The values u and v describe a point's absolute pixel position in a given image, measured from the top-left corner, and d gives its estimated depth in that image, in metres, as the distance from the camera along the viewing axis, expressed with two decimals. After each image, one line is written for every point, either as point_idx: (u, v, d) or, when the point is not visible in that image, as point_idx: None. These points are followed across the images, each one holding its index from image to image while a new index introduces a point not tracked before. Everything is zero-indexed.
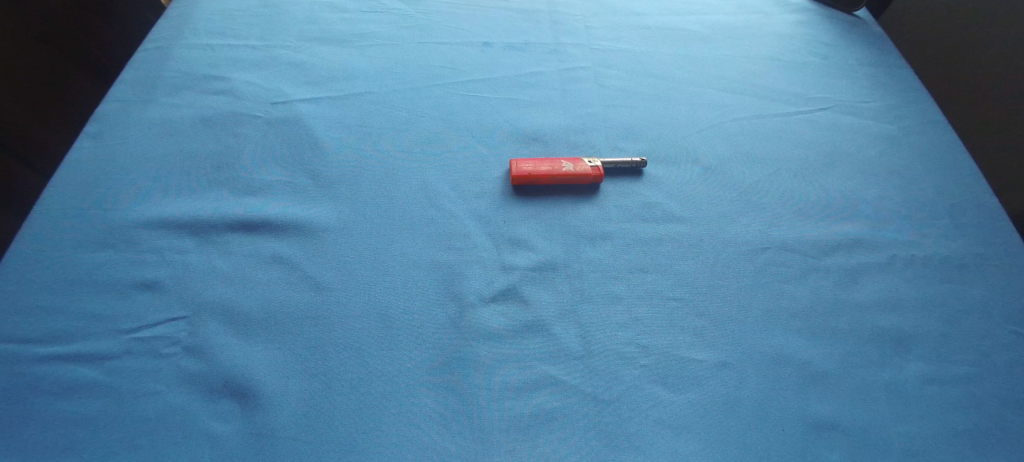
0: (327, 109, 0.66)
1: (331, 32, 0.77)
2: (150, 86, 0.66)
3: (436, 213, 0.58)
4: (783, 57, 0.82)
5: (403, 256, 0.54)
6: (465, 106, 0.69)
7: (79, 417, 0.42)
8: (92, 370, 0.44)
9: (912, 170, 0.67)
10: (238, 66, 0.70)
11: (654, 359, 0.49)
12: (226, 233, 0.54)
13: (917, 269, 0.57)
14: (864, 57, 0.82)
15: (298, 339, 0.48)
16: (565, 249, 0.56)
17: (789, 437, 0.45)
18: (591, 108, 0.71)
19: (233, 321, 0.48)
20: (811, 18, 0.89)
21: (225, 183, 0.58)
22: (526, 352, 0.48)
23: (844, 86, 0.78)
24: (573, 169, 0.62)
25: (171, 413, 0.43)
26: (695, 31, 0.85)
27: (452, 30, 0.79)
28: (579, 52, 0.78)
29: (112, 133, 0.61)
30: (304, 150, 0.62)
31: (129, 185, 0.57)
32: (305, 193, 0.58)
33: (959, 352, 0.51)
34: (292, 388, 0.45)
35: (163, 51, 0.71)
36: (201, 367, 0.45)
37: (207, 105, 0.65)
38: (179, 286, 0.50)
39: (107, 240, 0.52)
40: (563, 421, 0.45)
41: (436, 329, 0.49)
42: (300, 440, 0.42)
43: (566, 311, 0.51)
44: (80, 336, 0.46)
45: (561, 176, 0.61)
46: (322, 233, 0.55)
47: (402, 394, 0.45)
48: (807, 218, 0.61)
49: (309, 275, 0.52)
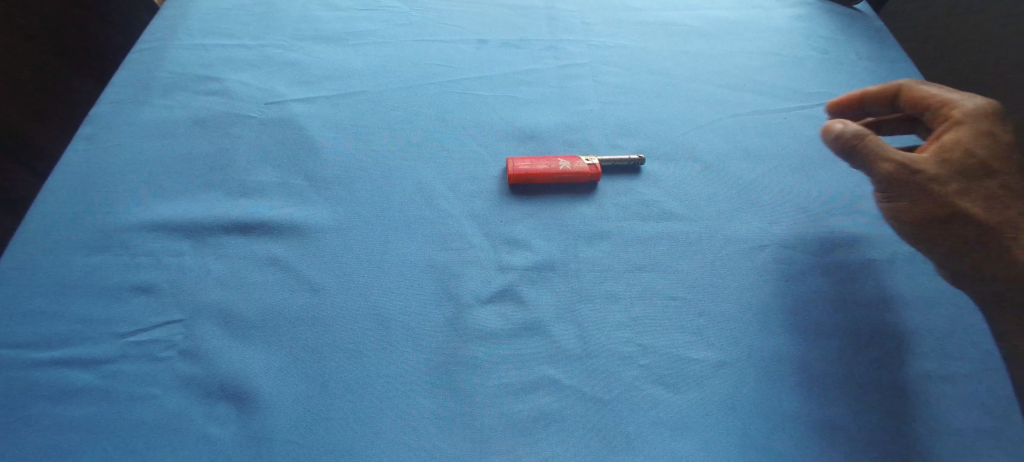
0: (322, 108, 0.66)
1: (325, 30, 0.76)
2: (143, 87, 0.66)
3: (433, 213, 0.57)
4: (782, 51, 0.81)
5: (400, 257, 0.53)
6: (461, 104, 0.69)
7: (77, 421, 0.42)
8: (88, 375, 0.44)
9: None
10: (232, 66, 0.70)
11: (652, 359, 0.48)
12: (221, 236, 0.54)
13: (918, 266, 0.57)
14: (864, 51, 0.82)
15: (295, 342, 0.47)
16: (562, 248, 0.56)
17: (788, 436, 0.45)
18: (589, 105, 0.70)
19: (228, 324, 0.48)
20: (811, 11, 0.88)
21: (220, 185, 0.58)
22: (524, 353, 0.48)
23: (844, 80, 0.77)
24: (570, 167, 0.61)
25: (170, 417, 0.43)
26: (694, 26, 0.84)
27: (448, 28, 0.78)
28: (576, 49, 0.77)
29: (106, 135, 0.60)
30: (300, 151, 0.61)
31: (123, 187, 0.56)
32: (300, 195, 0.58)
33: (965, 349, 0.50)
34: (289, 391, 0.44)
35: (157, 52, 0.70)
36: (198, 371, 0.45)
37: (201, 106, 0.65)
38: (175, 290, 0.49)
39: (101, 244, 0.52)
40: (562, 423, 0.44)
41: (434, 330, 0.49)
42: (297, 443, 0.42)
43: (564, 310, 0.51)
44: (76, 341, 0.46)
45: (558, 175, 0.61)
46: (318, 235, 0.54)
47: (399, 396, 0.45)
48: (807, 215, 0.60)
49: (305, 278, 0.51)
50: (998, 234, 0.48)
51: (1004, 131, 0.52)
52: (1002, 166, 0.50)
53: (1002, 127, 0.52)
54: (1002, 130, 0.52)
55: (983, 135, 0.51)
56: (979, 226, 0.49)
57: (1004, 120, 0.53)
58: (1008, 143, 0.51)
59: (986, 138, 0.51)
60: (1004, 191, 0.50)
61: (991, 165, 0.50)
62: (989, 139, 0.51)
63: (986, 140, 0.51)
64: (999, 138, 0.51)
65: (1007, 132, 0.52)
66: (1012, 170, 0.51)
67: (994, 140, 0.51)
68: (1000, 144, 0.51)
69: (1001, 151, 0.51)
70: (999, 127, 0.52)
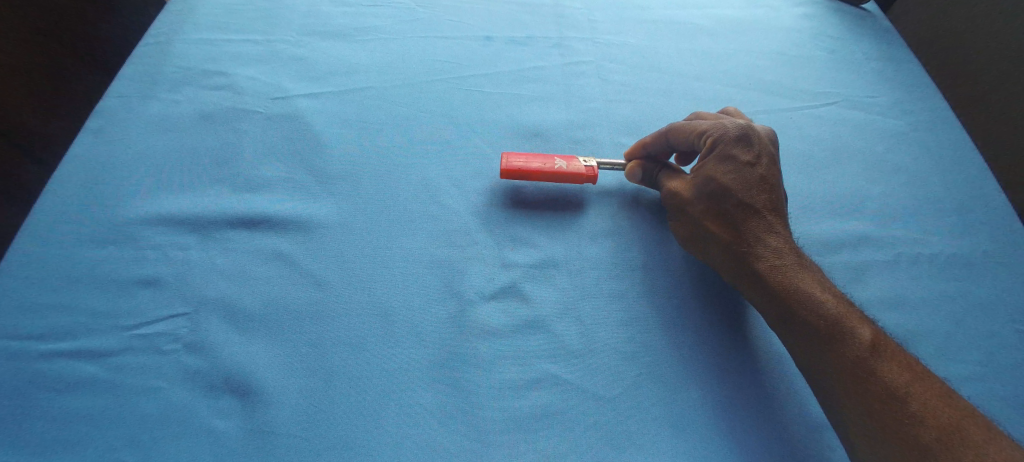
0: (329, 104, 0.66)
1: (332, 26, 0.75)
2: (150, 81, 0.66)
3: (437, 210, 0.57)
4: (789, 51, 0.80)
5: (406, 254, 0.53)
6: (466, 101, 0.68)
7: (83, 412, 0.43)
8: (93, 367, 0.45)
9: (920, 166, 0.66)
10: (238, 62, 0.69)
11: (654, 357, 0.49)
12: (227, 230, 0.54)
13: (923, 268, 0.57)
14: (872, 52, 0.81)
15: (298, 336, 0.47)
16: (566, 246, 0.56)
17: (789, 435, 0.46)
18: (594, 103, 0.70)
19: (233, 317, 0.48)
20: (819, 11, 0.87)
21: (226, 180, 0.58)
22: (526, 350, 0.48)
23: (851, 81, 0.77)
24: (566, 167, 0.59)
25: (174, 409, 0.43)
26: (701, 25, 0.83)
27: (453, 24, 0.77)
28: (583, 47, 0.77)
29: (112, 129, 0.60)
30: (306, 147, 0.61)
31: (130, 181, 0.56)
32: (305, 190, 0.58)
33: (967, 352, 0.51)
34: (292, 385, 0.45)
35: (162, 46, 0.70)
36: (201, 364, 0.45)
37: (207, 101, 0.65)
38: (180, 283, 0.50)
39: (107, 237, 0.52)
40: (563, 419, 0.45)
41: (437, 326, 0.49)
42: (300, 437, 0.42)
43: (567, 307, 0.51)
44: (83, 332, 0.46)
45: (553, 174, 0.59)
46: (322, 230, 0.54)
47: (402, 391, 0.45)
48: (813, 215, 0.60)
49: (310, 272, 0.51)
50: (773, 252, 0.50)
51: (748, 155, 0.53)
52: (738, 187, 0.52)
53: (744, 150, 0.53)
54: (740, 153, 0.53)
55: (719, 160, 0.53)
56: (727, 247, 0.52)
57: (753, 143, 0.54)
58: (760, 169, 0.53)
59: (723, 162, 0.53)
60: (738, 211, 0.52)
61: (712, 186, 0.53)
62: (724, 164, 0.53)
63: (716, 163, 0.53)
64: (739, 162, 0.53)
65: (758, 157, 0.53)
66: (750, 191, 0.52)
67: (733, 164, 0.53)
68: (737, 166, 0.53)
69: (746, 174, 0.53)
70: (738, 149, 0.53)
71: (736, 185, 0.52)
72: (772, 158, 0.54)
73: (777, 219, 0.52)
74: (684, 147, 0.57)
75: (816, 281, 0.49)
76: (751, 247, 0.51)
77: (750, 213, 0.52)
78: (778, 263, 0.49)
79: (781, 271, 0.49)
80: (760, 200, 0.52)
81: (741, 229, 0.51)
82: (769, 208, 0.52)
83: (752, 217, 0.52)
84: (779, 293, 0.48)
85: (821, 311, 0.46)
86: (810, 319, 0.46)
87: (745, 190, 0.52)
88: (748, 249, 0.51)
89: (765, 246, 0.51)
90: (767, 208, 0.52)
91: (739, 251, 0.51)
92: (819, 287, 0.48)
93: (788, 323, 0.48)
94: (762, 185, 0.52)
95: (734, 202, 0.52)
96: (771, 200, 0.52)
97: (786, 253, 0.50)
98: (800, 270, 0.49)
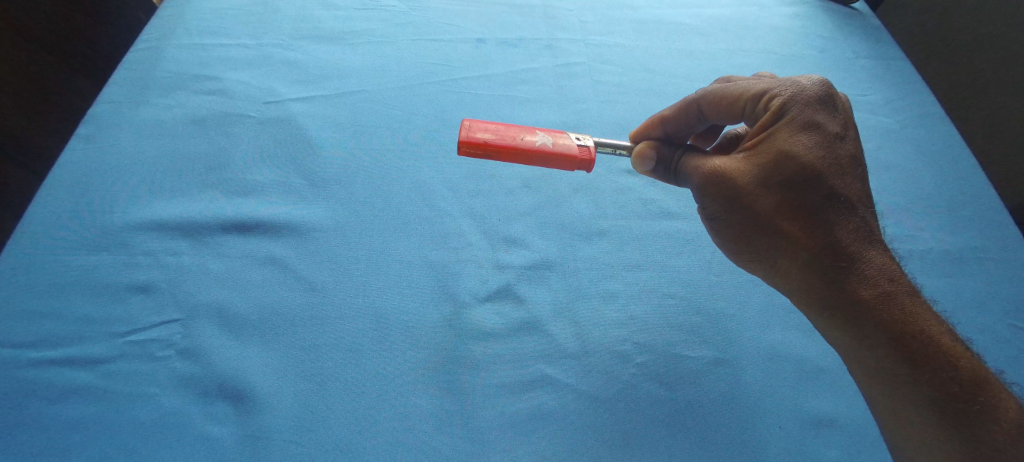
0: (320, 108, 0.66)
1: (323, 30, 0.75)
2: (141, 86, 0.66)
3: (431, 212, 0.57)
4: (780, 50, 0.81)
5: (400, 258, 0.53)
6: (458, 104, 0.69)
7: (75, 421, 0.42)
8: (86, 375, 0.44)
9: (911, 164, 0.67)
10: (229, 66, 0.69)
11: (651, 358, 0.49)
12: (221, 234, 0.54)
13: (916, 265, 0.57)
14: (862, 50, 0.82)
15: (294, 341, 0.47)
16: (560, 247, 0.56)
17: (788, 434, 0.46)
18: (586, 104, 0.71)
19: (225, 323, 0.48)
20: (809, 10, 0.88)
21: (219, 184, 0.58)
22: (523, 353, 0.48)
23: (841, 79, 0.77)
24: (551, 144, 0.51)
25: (168, 416, 0.43)
26: (692, 24, 0.84)
27: (445, 27, 0.77)
28: (574, 48, 0.77)
29: (104, 134, 0.60)
30: (299, 151, 0.61)
31: (122, 188, 0.56)
32: (298, 194, 0.58)
33: None
34: (288, 390, 0.45)
35: (154, 52, 0.69)
36: (196, 369, 0.45)
37: (199, 106, 0.65)
38: (174, 288, 0.50)
39: (98, 243, 0.52)
40: (561, 420, 0.45)
41: (431, 329, 0.49)
42: (295, 442, 0.42)
43: (563, 309, 0.51)
44: (75, 341, 0.46)
45: (528, 150, 0.50)
46: (316, 234, 0.54)
47: (395, 393, 0.45)
48: None
49: (304, 277, 0.51)
50: (872, 264, 0.43)
51: (834, 124, 0.45)
52: (827, 168, 0.43)
53: (830, 118, 0.45)
54: (827, 122, 0.45)
55: (801, 128, 0.44)
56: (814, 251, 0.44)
57: (837, 109, 0.46)
58: (848, 145, 0.45)
59: (807, 131, 0.44)
60: (829, 204, 0.43)
61: (790, 163, 0.43)
62: (810, 133, 0.44)
63: (799, 133, 0.44)
64: (827, 134, 0.44)
65: (844, 129, 0.45)
66: (842, 174, 0.44)
67: (818, 135, 0.44)
68: (825, 139, 0.44)
69: (837, 151, 0.44)
70: (824, 116, 0.45)
71: (825, 163, 0.43)
72: (858, 130, 0.46)
73: (868, 216, 0.45)
74: (730, 110, 0.49)
75: (918, 299, 0.42)
76: (846, 257, 0.43)
77: (844, 207, 0.44)
78: (878, 281, 0.42)
79: (877, 283, 0.42)
80: (852, 189, 0.44)
81: (831, 229, 0.43)
82: (860, 198, 0.45)
83: (845, 210, 0.44)
84: (892, 327, 0.41)
85: (933, 344, 0.41)
86: (923, 358, 0.40)
87: (837, 174, 0.44)
88: (840, 256, 0.43)
89: (863, 258, 0.43)
90: (859, 199, 0.44)
91: (828, 257, 0.43)
92: (924, 309, 0.42)
93: (893, 364, 0.41)
94: (852, 166, 0.44)
95: (824, 191, 0.43)
96: (861, 188, 0.45)
97: (880, 258, 0.44)
98: (908, 294, 0.42)
